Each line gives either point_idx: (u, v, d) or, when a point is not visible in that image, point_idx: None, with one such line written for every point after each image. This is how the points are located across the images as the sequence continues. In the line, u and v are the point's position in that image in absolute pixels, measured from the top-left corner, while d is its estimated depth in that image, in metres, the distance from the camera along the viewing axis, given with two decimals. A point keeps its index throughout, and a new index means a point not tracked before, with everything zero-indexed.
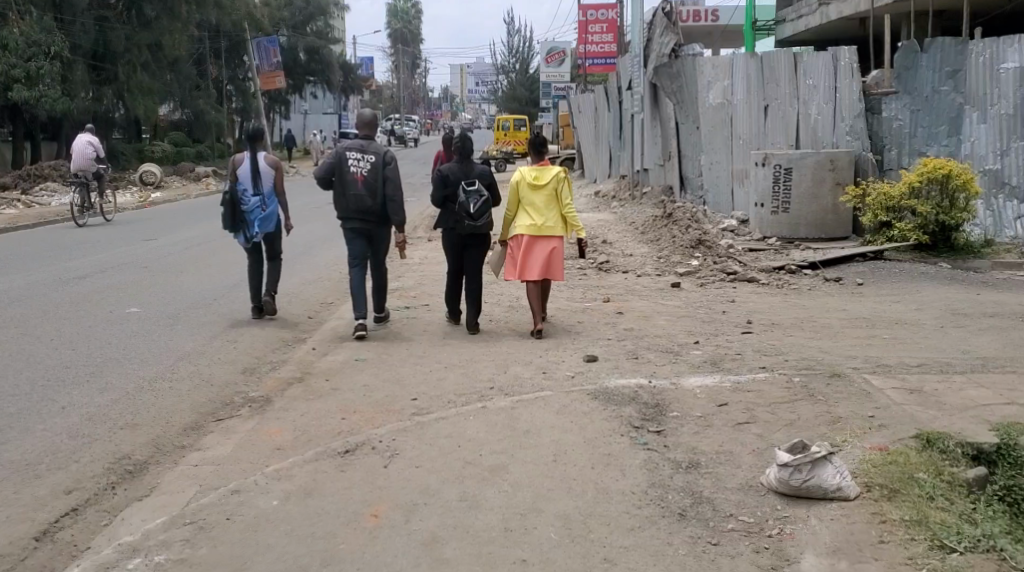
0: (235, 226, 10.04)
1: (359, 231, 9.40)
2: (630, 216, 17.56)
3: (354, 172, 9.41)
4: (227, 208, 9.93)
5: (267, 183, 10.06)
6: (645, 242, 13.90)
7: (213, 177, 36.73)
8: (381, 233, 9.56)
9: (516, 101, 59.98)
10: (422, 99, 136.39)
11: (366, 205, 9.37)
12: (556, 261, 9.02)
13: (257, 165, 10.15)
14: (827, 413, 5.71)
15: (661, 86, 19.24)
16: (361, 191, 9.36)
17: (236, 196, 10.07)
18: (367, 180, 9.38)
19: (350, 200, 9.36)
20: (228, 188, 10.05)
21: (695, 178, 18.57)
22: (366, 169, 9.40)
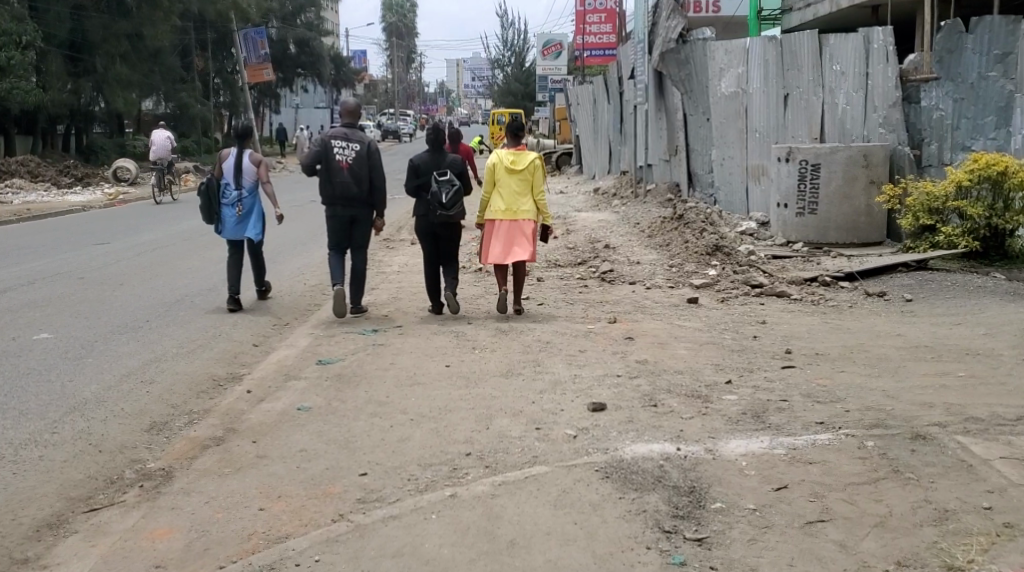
0: (212, 221, 9.94)
1: (342, 217, 9.68)
2: (635, 217, 15.99)
3: (339, 159, 9.63)
4: (209, 200, 9.82)
5: (249, 179, 9.98)
6: (653, 246, 12.31)
7: (195, 174, 35.23)
8: (363, 219, 9.78)
9: (511, 96, 58.39)
10: (417, 93, 134.58)
11: (352, 192, 9.63)
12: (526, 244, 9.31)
13: (241, 161, 10.06)
14: (929, 520, 4.34)
15: (668, 74, 17.68)
16: (347, 177, 9.64)
17: (216, 189, 9.96)
18: (352, 167, 9.63)
19: (336, 187, 9.61)
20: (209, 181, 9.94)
21: (704, 175, 17.03)
22: (351, 157, 9.64)
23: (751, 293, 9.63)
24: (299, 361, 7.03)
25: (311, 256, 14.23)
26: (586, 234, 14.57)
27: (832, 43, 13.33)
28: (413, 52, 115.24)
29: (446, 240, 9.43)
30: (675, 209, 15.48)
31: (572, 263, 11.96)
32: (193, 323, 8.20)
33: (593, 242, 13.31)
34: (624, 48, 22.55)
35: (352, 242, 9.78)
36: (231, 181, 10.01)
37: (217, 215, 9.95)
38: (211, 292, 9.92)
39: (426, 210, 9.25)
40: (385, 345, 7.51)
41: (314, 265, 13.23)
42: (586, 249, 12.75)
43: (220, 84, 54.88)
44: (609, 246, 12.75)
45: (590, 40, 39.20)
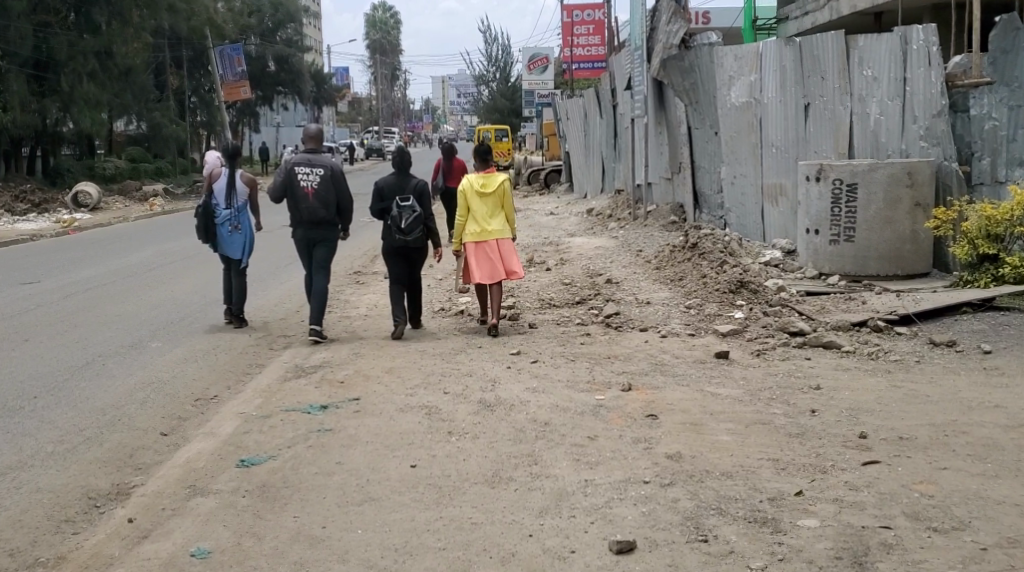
0: (206, 241, 9.96)
1: (310, 242, 9.42)
2: (638, 244, 14.24)
3: (304, 186, 9.39)
4: (200, 223, 9.88)
5: (240, 198, 9.99)
6: (665, 282, 10.57)
7: (162, 199, 33.48)
8: (332, 243, 9.51)
9: (497, 112, 56.75)
10: (402, 110, 132.86)
11: (319, 216, 9.37)
12: (501, 264, 9.33)
13: (232, 180, 10.09)
14: None
15: (669, 84, 16.00)
16: (314, 203, 9.37)
17: (209, 210, 10.00)
18: (318, 193, 9.38)
19: (303, 213, 9.38)
20: (201, 203, 9.97)
21: (712, 195, 15.29)
22: (315, 182, 9.39)
23: (792, 344, 7.86)
24: (212, 462, 5.31)
25: (267, 299, 12.45)
26: (584, 265, 12.83)
27: (863, 45, 11.74)
28: (398, 70, 113.58)
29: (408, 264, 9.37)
30: (682, 236, 13.74)
31: (570, 303, 10.19)
32: (90, 397, 6.47)
33: (592, 274, 11.53)
34: (618, 58, 20.84)
35: (323, 268, 9.50)
36: (222, 202, 10.05)
37: (210, 234, 9.97)
38: (137, 348, 8.21)
39: (385, 235, 9.22)
40: (334, 430, 5.78)
41: (269, 310, 11.45)
42: (584, 285, 10.98)
43: (197, 103, 53.05)
44: (613, 281, 10.97)
45: (579, 52, 37.60)
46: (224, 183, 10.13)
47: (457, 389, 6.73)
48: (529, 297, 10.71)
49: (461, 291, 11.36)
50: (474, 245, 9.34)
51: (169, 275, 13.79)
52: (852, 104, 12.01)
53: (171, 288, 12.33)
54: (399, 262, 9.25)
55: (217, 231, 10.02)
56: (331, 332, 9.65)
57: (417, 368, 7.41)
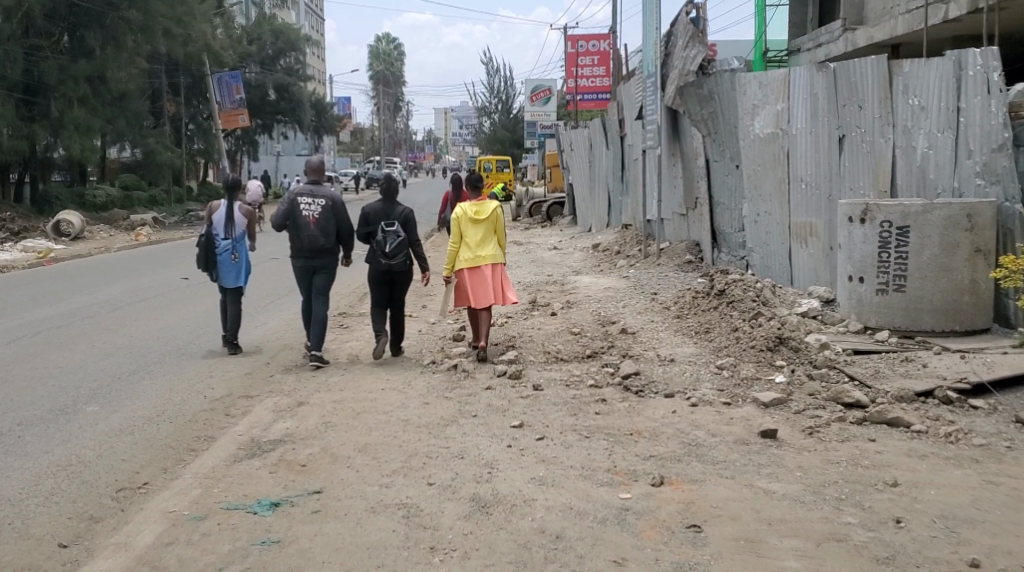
0: (208, 270, 10.27)
1: (310, 269, 9.63)
2: (653, 287, 12.93)
3: (305, 216, 9.62)
4: (204, 251, 10.19)
5: (241, 229, 10.38)
6: (687, 336, 9.29)
7: (150, 230, 32.22)
8: (331, 272, 9.72)
9: (499, 143, 55.74)
10: (404, 141, 131.84)
11: (318, 244, 9.58)
12: (496, 291, 9.45)
13: (231, 212, 10.45)
14: None
15: (685, 113, 14.74)
16: (314, 232, 9.59)
17: (211, 240, 10.30)
18: (320, 222, 9.60)
19: (303, 241, 9.58)
20: (202, 232, 10.28)
21: (732, 233, 14.00)
22: (317, 213, 9.62)
23: (850, 420, 6.55)
24: None
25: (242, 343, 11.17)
26: (594, 309, 11.52)
27: (909, 72, 10.52)
28: (399, 100, 112.72)
29: (395, 289, 9.79)
30: (702, 280, 12.44)
31: (579, 357, 8.88)
32: None
33: (603, 322, 10.20)
34: (627, 87, 19.72)
35: (318, 295, 9.67)
36: (222, 232, 10.38)
37: (213, 263, 10.27)
38: (66, 409, 7.13)
39: (369, 260, 9.61)
40: (280, 542, 4.89)
41: (235, 355, 10.14)
42: (595, 334, 9.65)
43: (193, 131, 51.98)
44: (628, 332, 9.65)
45: (583, 83, 36.58)
46: (222, 214, 10.43)
47: (445, 478, 5.57)
48: (532, 347, 9.41)
49: (455, 341, 10.05)
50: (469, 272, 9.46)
51: (131, 316, 12.54)
52: (893, 136, 10.77)
53: (129, 333, 11.05)
54: (384, 288, 9.60)
55: (218, 261, 10.34)
56: (307, 382, 8.52)
57: (396, 444, 6.24)
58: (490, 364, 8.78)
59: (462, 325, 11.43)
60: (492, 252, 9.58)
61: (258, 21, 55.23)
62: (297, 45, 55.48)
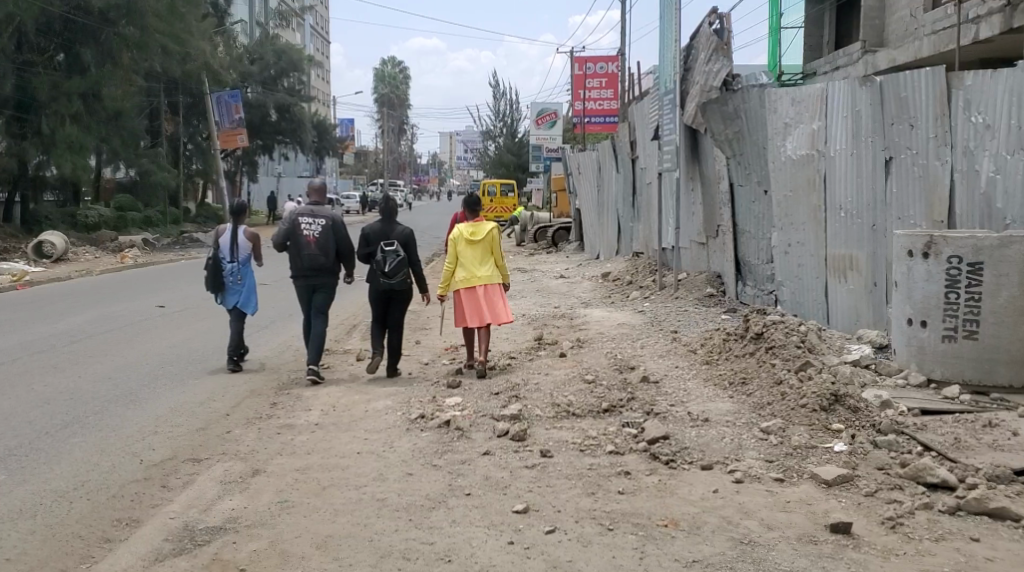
0: (215, 291, 10.89)
1: (311, 287, 10.17)
2: (674, 325, 11.58)
3: (306, 235, 10.17)
4: (210, 273, 10.80)
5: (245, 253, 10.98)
6: (720, 387, 7.95)
7: (138, 252, 30.92)
8: (331, 289, 10.23)
9: (503, 167, 54.51)
10: (408, 162, 130.61)
11: (319, 262, 10.13)
12: (490, 308, 10.00)
13: (236, 236, 11.04)
14: None
15: (707, 132, 13.41)
16: (314, 251, 10.15)
17: (216, 263, 10.90)
18: (320, 241, 10.16)
19: (304, 260, 10.14)
20: (209, 255, 10.89)
21: (757, 264, 12.62)
22: (317, 232, 10.17)
23: (939, 508, 5.47)
24: None
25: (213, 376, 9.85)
26: (606, 350, 10.18)
27: (970, 86, 9.26)
28: (404, 123, 111.51)
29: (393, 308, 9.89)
30: (729, 320, 11.09)
31: (594, 412, 7.55)
32: None
33: (619, 365, 8.86)
34: (640, 106, 18.47)
35: (318, 310, 10.26)
36: (228, 255, 10.98)
37: (219, 285, 10.89)
38: None
39: (371, 279, 9.77)
40: None
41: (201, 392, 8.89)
42: (612, 383, 8.30)
43: (192, 151, 50.80)
44: (649, 380, 8.29)
45: (590, 106, 35.37)
46: (227, 239, 11.04)
47: None
48: (538, 397, 8.08)
49: (448, 387, 8.70)
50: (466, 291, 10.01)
51: (89, 349, 11.24)
52: (952, 158, 9.48)
53: (77, 371, 9.66)
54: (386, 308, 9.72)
55: (225, 284, 10.95)
56: (272, 436, 7.37)
57: (366, 537, 5.33)
58: (489, 419, 7.45)
59: (458, 364, 10.12)
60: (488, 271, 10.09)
61: (260, 40, 54.11)
62: (300, 65, 54.32)
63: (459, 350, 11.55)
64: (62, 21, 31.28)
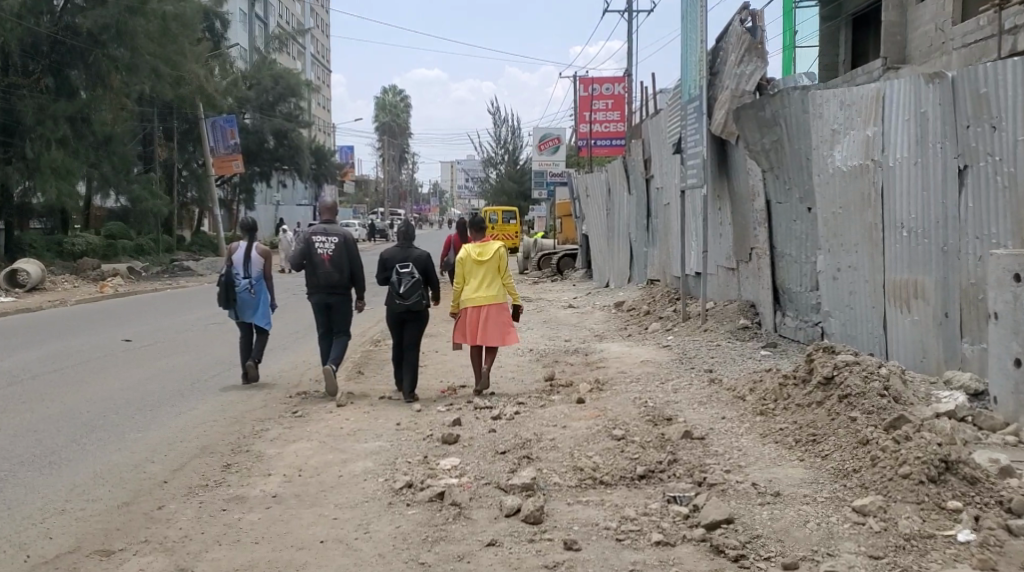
0: (227, 308, 10.80)
1: (325, 303, 10.27)
2: (709, 364, 10.04)
3: (321, 253, 10.30)
4: (222, 290, 10.71)
5: (257, 268, 10.86)
6: (783, 449, 6.45)
7: (119, 282, 29.21)
8: (344, 306, 10.38)
9: (504, 195, 53.03)
10: (408, 191, 129.06)
11: (334, 279, 10.25)
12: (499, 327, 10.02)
13: (249, 253, 10.94)
14: None
15: (738, 144, 11.86)
16: (329, 269, 10.28)
17: (229, 280, 10.80)
18: (333, 259, 10.30)
19: (319, 278, 10.25)
20: (221, 273, 10.78)
21: (800, 292, 11.03)
22: (332, 250, 10.30)
23: None
24: None
25: (170, 422, 8.37)
26: (632, 394, 8.59)
27: None
28: (404, 152, 109.99)
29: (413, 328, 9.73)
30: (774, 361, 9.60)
31: (627, 479, 6.09)
32: None
33: (652, 415, 7.29)
34: (656, 121, 16.97)
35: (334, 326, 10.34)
36: (240, 272, 10.87)
37: (231, 302, 10.80)
38: None
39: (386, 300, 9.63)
40: None
41: (145, 444, 7.43)
42: (647, 438, 6.74)
43: (186, 178, 49.28)
44: (692, 436, 6.73)
45: (597, 128, 33.83)
46: (240, 256, 10.93)
47: None
48: (556, 455, 6.55)
49: (443, 442, 7.13)
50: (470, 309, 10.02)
51: (34, 391, 9.78)
52: None
53: (5, 421, 8.17)
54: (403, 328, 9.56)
55: (237, 300, 10.85)
56: (223, 506, 5.96)
57: None
58: (494, 491, 5.99)
59: (456, 409, 8.60)
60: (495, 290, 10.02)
61: (257, 65, 52.68)
62: (298, 90, 52.84)
63: (460, 391, 9.98)
64: (50, 42, 29.49)
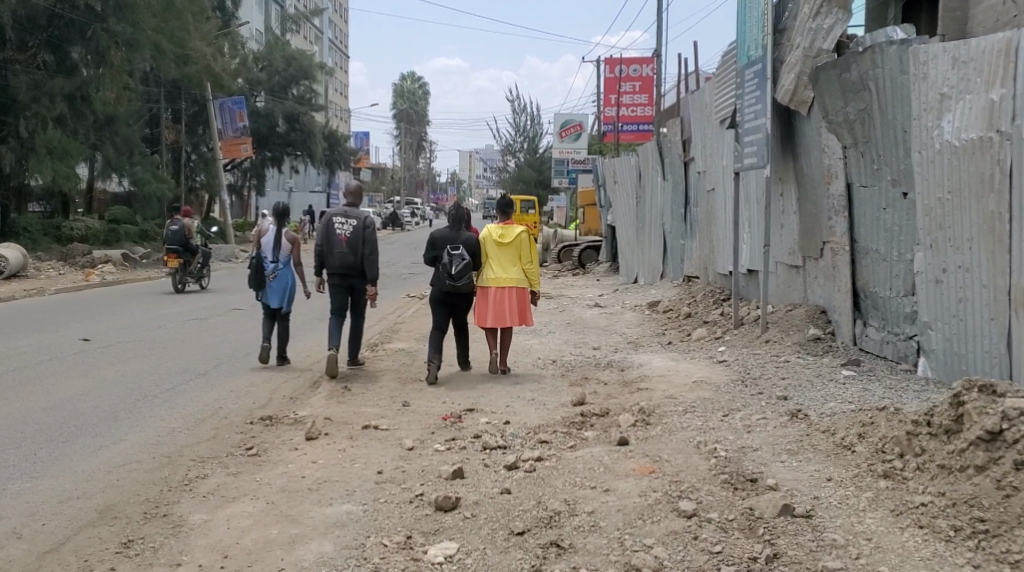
0: (254, 290, 10.60)
1: (341, 287, 9.81)
2: (781, 390, 7.99)
3: (338, 234, 9.78)
4: (247, 272, 10.52)
5: (283, 253, 10.58)
6: (935, 543, 4.77)
7: (111, 271, 27.16)
8: (360, 287, 9.87)
9: (523, 184, 50.99)
10: (426, 181, 126.83)
11: (349, 262, 9.76)
12: (516, 310, 9.82)
13: (279, 237, 10.67)
14: None
15: (815, 114, 9.69)
16: (345, 250, 9.77)
17: (257, 262, 10.62)
18: (352, 242, 9.76)
19: (335, 259, 9.77)
20: (250, 255, 10.62)
21: (888, 298, 8.91)
22: (350, 232, 9.75)
23: None
24: None
25: (84, 459, 6.41)
26: (690, 434, 6.54)
27: None
28: (422, 141, 107.72)
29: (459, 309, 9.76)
30: (866, 393, 7.53)
31: None
32: None
33: (727, 476, 5.35)
34: (701, 95, 14.83)
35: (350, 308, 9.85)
36: (268, 255, 10.65)
37: (257, 285, 10.60)
38: None
39: (435, 280, 9.61)
40: None
41: (36, 499, 5.50)
42: (732, 519, 4.96)
43: (195, 162, 47.25)
44: (794, 513, 4.97)
45: (624, 112, 31.71)
46: (271, 239, 10.72)
47: None
48: (599, 541, 4.87)
49: (436, 508, 5.22)
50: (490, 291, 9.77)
51: None
52: None
53: None
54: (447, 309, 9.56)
55: (264, 283, 10.64)
56: None
57: None
58: None
59: (461, 442, 6.75)
60: (515, 272, 9.86)
61: (269, 46, 50.45)
62: (311, 73, 50.63)
63: (467, 414, 7.94)
64: (48, 16, 26.57)
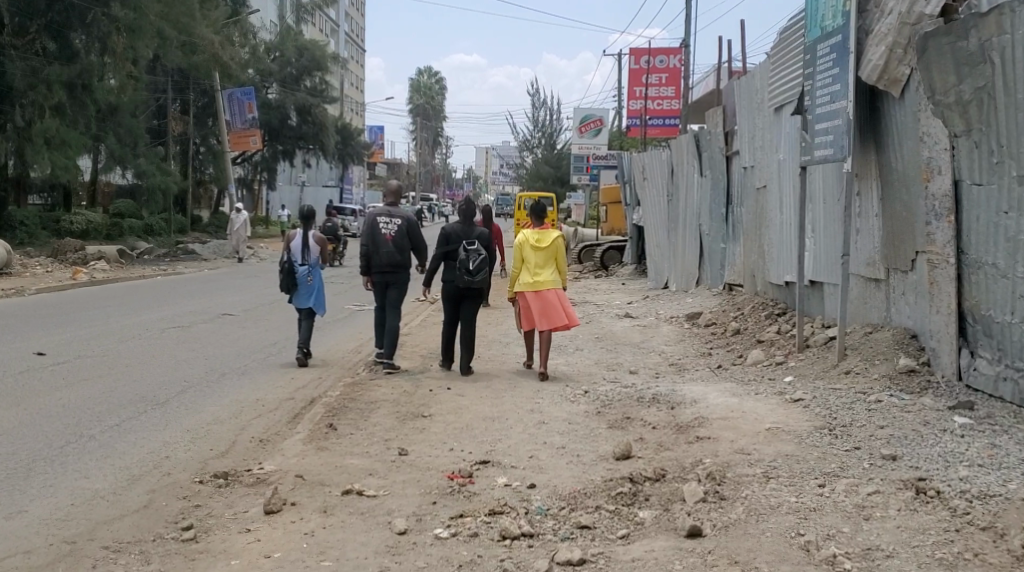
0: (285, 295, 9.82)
1: (387, 284, 9.32)
2: (885, 445, 6.19)
3: (383, 233, 9.33)
4: (279, 275, 9.73)
5: (316, 255, 9.87)
6: None
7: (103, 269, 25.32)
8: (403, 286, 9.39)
9: (540, 181, 49.04)
10: (442, 176, 124.68)
11: (396, 261, 9.30)
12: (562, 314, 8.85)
13: (308, 239, 9.93)
14: None
15: (916, 92, 7.86)
16: (391, 249, 9.31)
17: (286, 266, 9.83)
18: (397, 240, 9.33)
19: (381, 259, 9.28)
20: (278, 259, 9.82)
21: (1007, 325, 7.09)
22: (395, 231, 9.33)
23: None
24: None
25: None
26: (783, 523, 4.87)
27: None
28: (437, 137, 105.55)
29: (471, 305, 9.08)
30: (1000, 457, 5.74)
31: None
32: None
33: None
34: (751, 80, 13.03)
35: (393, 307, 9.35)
36: (298, 259, 9.88)
37: (288, 289, 9.81)
38: None
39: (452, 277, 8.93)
40: None
41: None
42: None
43: (203, 156, 45.47)
44: None
45: (650, 106, 29.84)
46: (298, 243, 9.95)
47: None
48: None
49: None
50: (528, 297, 8.83)
51: None
52: None
53: None
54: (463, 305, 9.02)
55: (294, 288, 9.87)
56: None
57: None
58: None
59: (477, 516, 5.22)
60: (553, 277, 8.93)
61: (280, 35, 48.61)
62: (323, 64, 48.83)
63: (480, 469, 6.19)
64: None
